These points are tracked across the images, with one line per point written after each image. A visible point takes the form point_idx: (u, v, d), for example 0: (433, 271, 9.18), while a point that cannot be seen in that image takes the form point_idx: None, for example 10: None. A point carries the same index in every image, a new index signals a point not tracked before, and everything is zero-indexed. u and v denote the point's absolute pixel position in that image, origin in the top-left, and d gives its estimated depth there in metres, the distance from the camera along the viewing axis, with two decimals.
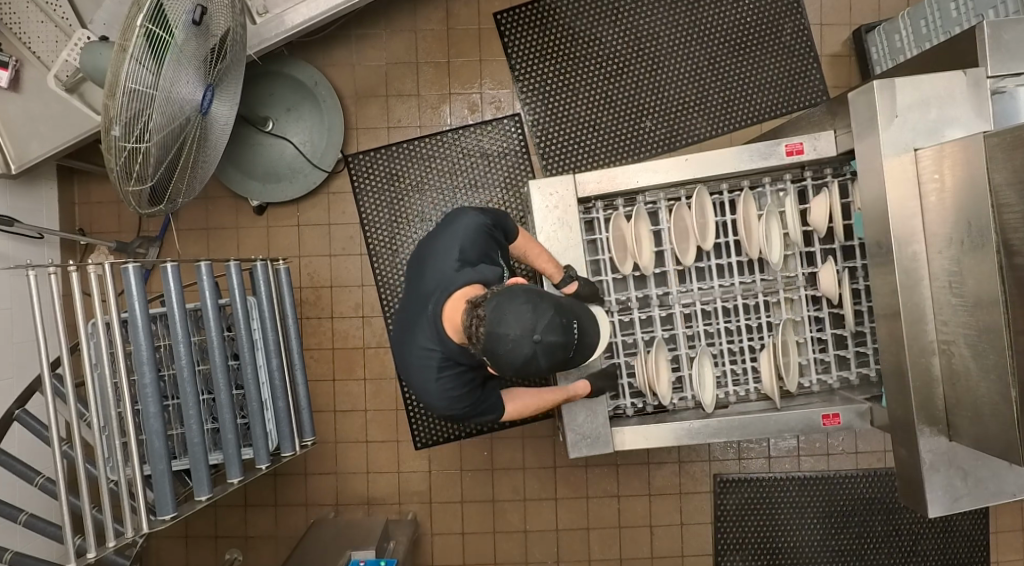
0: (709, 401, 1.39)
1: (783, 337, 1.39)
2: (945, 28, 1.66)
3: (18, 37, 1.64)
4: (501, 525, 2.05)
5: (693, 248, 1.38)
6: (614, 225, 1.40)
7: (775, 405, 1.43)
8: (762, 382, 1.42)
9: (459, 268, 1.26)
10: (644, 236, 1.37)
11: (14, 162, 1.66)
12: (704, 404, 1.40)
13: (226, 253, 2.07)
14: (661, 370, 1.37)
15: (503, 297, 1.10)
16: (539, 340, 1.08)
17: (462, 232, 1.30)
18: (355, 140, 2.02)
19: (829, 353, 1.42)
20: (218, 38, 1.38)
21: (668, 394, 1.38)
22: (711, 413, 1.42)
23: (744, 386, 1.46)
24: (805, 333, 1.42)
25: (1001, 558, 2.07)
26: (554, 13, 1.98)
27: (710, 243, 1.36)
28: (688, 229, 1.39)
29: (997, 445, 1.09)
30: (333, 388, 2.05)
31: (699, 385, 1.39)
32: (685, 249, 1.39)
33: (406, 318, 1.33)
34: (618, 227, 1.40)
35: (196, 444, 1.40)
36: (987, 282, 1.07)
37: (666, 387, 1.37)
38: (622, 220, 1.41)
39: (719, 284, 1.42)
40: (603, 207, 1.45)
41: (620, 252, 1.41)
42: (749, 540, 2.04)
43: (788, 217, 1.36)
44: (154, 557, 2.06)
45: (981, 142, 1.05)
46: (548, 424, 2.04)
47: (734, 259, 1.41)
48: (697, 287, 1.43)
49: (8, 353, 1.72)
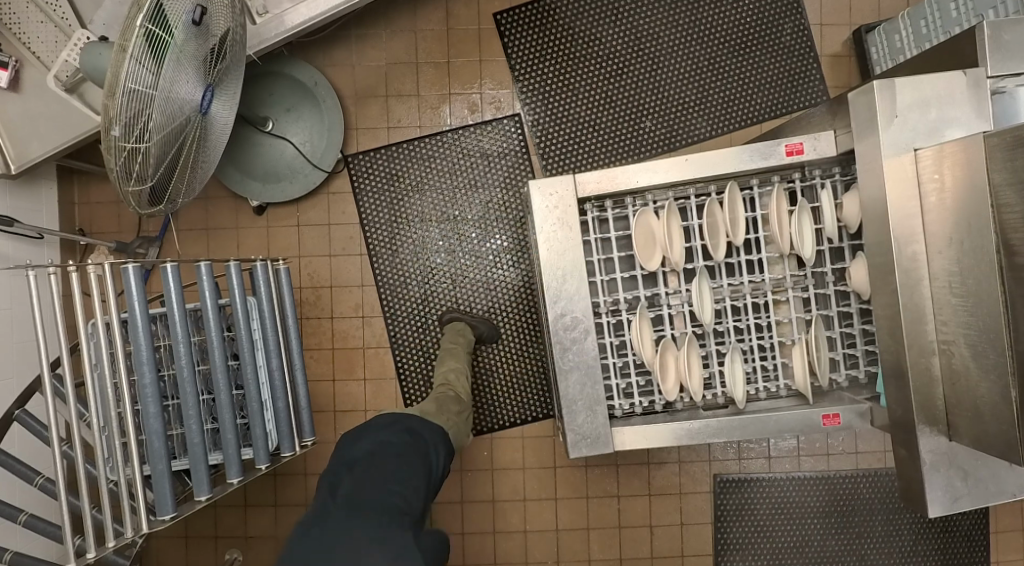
0: (739, 395, 1.37)
1: (815, 334, 1.37)
2: (945, 28, 1.67)
3: (19, 37, 1.64)
4: (501, 525, 2.05)
5: (724, 243, 1.37)
6: (643, 219, 1.40)
7: (807, 403, 1.43)
8: (794, 378, 1.42)
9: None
10: (676, 230, 1.36)
11: (14, 162, 1.66)
12: (736, 400, 1.40)
13: (226, 253, 2.07)
14: (693, 366, 1.38)
15: None
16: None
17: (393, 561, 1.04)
18: (355, 140, 2.02)
19: (835, 352, 1.42)
20: (218, 38, 1.38)
21: (700, 389, 1.38)
22: (741, 409, 1.42)
23: (774, 382, 1.45)
24: (836, 328, 1.41)
25: (1001, 557, 2.07)
26: (553, 13, 1.98)
27: (741, 236, 1.36)
28: (717, 225, 1.38)
29: (997, 444, 1.09)
30: (333, 388, 2.05)
31: (731, 382, 1.38)
32: (716, 240, 1.37)
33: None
34: (646, 221, 1.41)
35: (196, 444, 1.40)
36: (988, 283, 1.07)
37: (698, 380, 1.37)
38: (650, 215, 1.41)
39: (749, 279, 1.41)
40: (632, 202, 1.45)
41: (648, 247, 1.41)
42: (748, 541, 2.04)
43: (822, 215, 1.35)
44: (155, 557, 2.07)
45: (981, 142, 1.06)
46: (549, 423, 2.04)
47: (764, 254, 1.39)
48: (729, 282, 1.42)
49: (8, 353, 1.72)
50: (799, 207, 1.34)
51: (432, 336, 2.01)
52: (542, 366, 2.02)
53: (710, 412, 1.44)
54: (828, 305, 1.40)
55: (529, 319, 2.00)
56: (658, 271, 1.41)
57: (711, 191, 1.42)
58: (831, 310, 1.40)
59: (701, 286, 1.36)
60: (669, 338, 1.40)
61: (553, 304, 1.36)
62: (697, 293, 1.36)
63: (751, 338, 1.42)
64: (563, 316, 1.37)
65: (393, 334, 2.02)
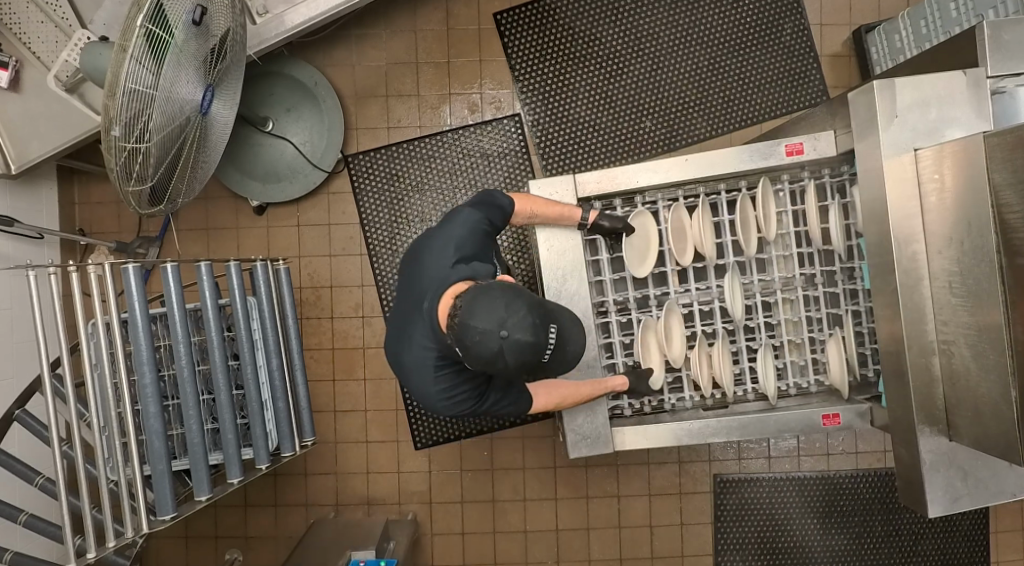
0: (770, 391, 1.37)
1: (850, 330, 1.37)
2: (945, 28, 1.66)
3: (19, 37, 1.64)
4: (502, 525, 2.05)
5: (757, 238, 1.36)
6: (676, 215, 1.39)
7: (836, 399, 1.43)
8: (828, 373, 1.40)
9: (455, 267, 1.24)
10: (709, 226, 1.36)
11: (14, 162, 1.66)
12: (768, 396, 1.39)
13: (226, 253, 2.07)
14: (727, 362, 1.38)
15: (480, 292, 1.13)
16: (511, 333, 1.09)
17: (459, 230, 1.27)
18: (355, 140, 2.02)
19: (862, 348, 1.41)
20: (218, 37, 1.38)
21: (731, 386, 1.38)
22: (775, 406, 1.42)
23: (805, 378, 1.45)
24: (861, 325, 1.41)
25: (1001, 558, 2.07)
26: (553, 13, 1.98)
27: (773, 233, 1.35)
28: (749, 220, 1.37)
29: (997, 444, 1.09)
30: (334, 388, 2.05)
31: (764, 376, 1.37)
32: (748, 235, 1.37)
33: (405, 306, 1.31)
34: (679, 219, 1.40)
35: (197, 444, 1.40)
36: (988, 282, 1.07)
37: (728, 376, 1.37)
38: (682, 211, 1.40)
39: (760, 279, 1.42)
40: (641, 200, 1.45)
41: (679, 244, 1.40)
42: (749, 540, 2.04)
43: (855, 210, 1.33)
44: (155, 558, 2.07)
45: (982, 142, 1.06)
46: (549, 424, 2.04)
47: (796, 251, 1.38)
48: (759, 279, 1.42)
49: (9, 352, 1.72)
50: (834, 204, 1.33)
51: None
52: None
53: (710, 412, 1.44)
54: (842, 302, 1.39)
55: None
56: (688, 266, 1.41)
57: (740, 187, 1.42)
58: (847, 307, 1.39)
59: (731, 281, 1.37)
60: (700, 336, 1.41)
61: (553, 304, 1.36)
62: (730, 288, 1.36)
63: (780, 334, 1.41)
64: None
65: None
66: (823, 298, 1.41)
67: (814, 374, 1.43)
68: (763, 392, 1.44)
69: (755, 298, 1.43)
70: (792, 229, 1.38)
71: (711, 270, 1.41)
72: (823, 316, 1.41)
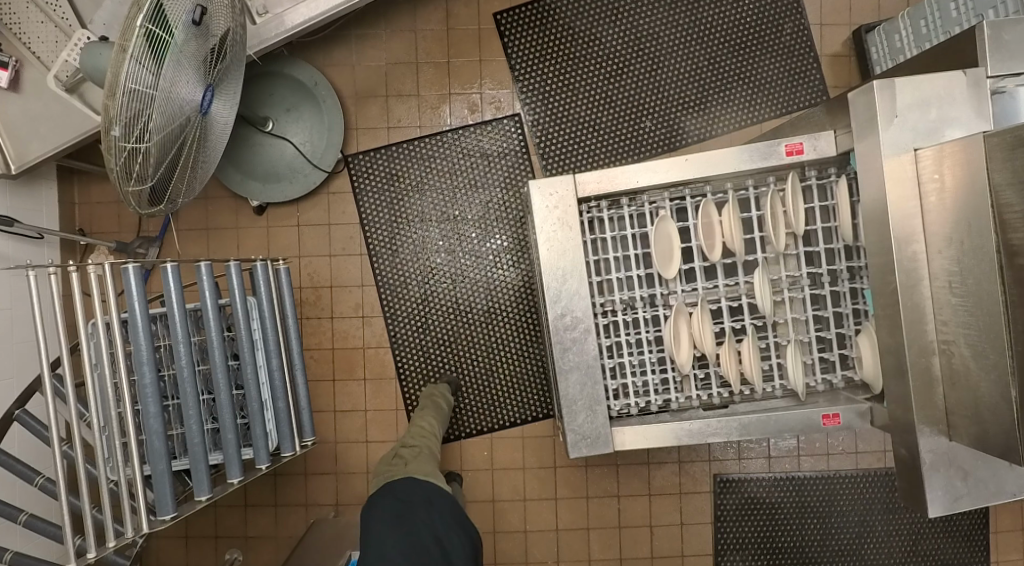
0: (801, 388, 1.37)
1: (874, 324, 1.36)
2: (945, 29, 1.67)
3: (18, 36, 1.64)
4: (502, 525, 2.05)
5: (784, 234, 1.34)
6: (703, 211, 1.37)
7: (849, 398, 1.42)
8: (859, 367, 1.38)
9: None
10: (738, 221, 1.35)
11: (14, 162, 1.66)
12: (798, 391, 1.38)
13: (226, 253, 2.07)
14: (755, 357, 1.36)
15: None
16: None
17: None
18: (355, 140, 2.02)
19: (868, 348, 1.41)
20: (218, 38, 1.38)
21: (760, 381, 1.37)
22: (804, 402, 1.41)
23: (833, 374, 1.44)
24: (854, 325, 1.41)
25: (1001, 558, 2.07)
26: (554, 13, 1.98)
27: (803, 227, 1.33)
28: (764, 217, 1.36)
29: (997, 445, 1.10)
30: (334, 388, 2.05)
31: (794, 371, 1.37)
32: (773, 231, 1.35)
33: None
34: (709, 215, 1.38)
35: (196, 444, 1.40)
36: (988, 282, 1.07)
37: (757, 373, 1.37)
38: (711, 208, 1.38)
39: (787, 275, 1.41)
40: (644, 200, 1.44)
41: (709, 239, 1.39)
42: (749, 540, 2.04)
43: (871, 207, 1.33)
44: (155, 557, 2.07)
45: (981, 142, 1.06)
46: (550, 423, 2.03)
47: (822, 247, 1.37)
48: (787, 274, 1.40)
49: (9, 353, 1.72)
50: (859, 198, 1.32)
51: (432, 336, 2.00)
52: (542, 365, 2.02)
53: (710, 412, 1.44)
54: (847, 301, 1.39)
55: (529, 319, 2.00)
56: (717, 261, 1.40)
57: (769, 182, 1.40)
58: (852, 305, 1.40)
59: (762, 275, 1.35)
60: (729, 333, 1.39)
61: (553, 304, 1.36)
62: (760, 283, 1.34)
63: (811, 329, 1.40)
64: (563, 316, 1.36)
65: (393, 333, 2.02)
66: (846, 294, 1.40)
67: (841, 369, 1.42)
68: (792, 388, 1.43)
69: (782, 293, 1.40)
70: (819, 225, 1.37)
71: (739, 264, 1.40)
72: (847, 311, 1.40)
